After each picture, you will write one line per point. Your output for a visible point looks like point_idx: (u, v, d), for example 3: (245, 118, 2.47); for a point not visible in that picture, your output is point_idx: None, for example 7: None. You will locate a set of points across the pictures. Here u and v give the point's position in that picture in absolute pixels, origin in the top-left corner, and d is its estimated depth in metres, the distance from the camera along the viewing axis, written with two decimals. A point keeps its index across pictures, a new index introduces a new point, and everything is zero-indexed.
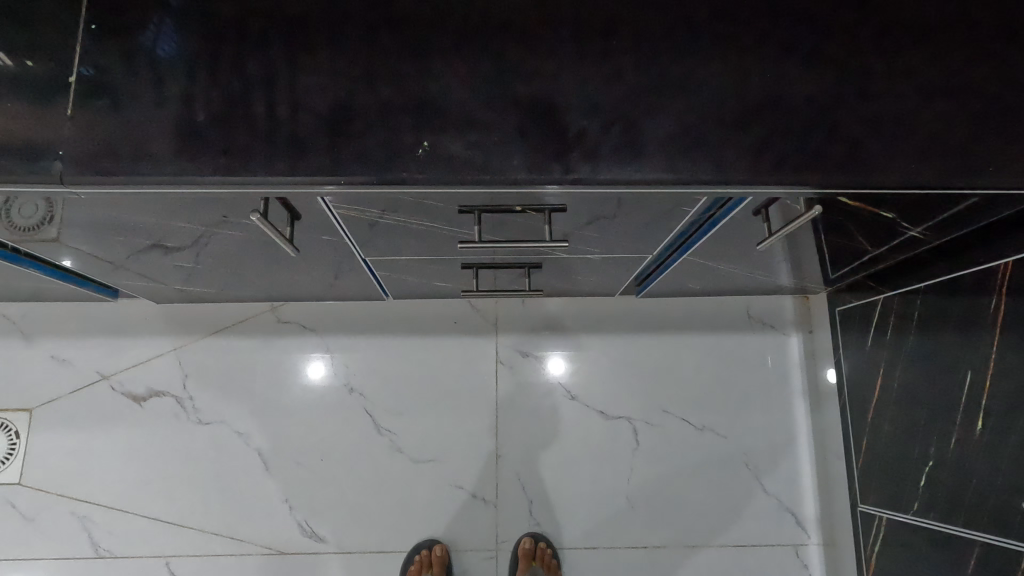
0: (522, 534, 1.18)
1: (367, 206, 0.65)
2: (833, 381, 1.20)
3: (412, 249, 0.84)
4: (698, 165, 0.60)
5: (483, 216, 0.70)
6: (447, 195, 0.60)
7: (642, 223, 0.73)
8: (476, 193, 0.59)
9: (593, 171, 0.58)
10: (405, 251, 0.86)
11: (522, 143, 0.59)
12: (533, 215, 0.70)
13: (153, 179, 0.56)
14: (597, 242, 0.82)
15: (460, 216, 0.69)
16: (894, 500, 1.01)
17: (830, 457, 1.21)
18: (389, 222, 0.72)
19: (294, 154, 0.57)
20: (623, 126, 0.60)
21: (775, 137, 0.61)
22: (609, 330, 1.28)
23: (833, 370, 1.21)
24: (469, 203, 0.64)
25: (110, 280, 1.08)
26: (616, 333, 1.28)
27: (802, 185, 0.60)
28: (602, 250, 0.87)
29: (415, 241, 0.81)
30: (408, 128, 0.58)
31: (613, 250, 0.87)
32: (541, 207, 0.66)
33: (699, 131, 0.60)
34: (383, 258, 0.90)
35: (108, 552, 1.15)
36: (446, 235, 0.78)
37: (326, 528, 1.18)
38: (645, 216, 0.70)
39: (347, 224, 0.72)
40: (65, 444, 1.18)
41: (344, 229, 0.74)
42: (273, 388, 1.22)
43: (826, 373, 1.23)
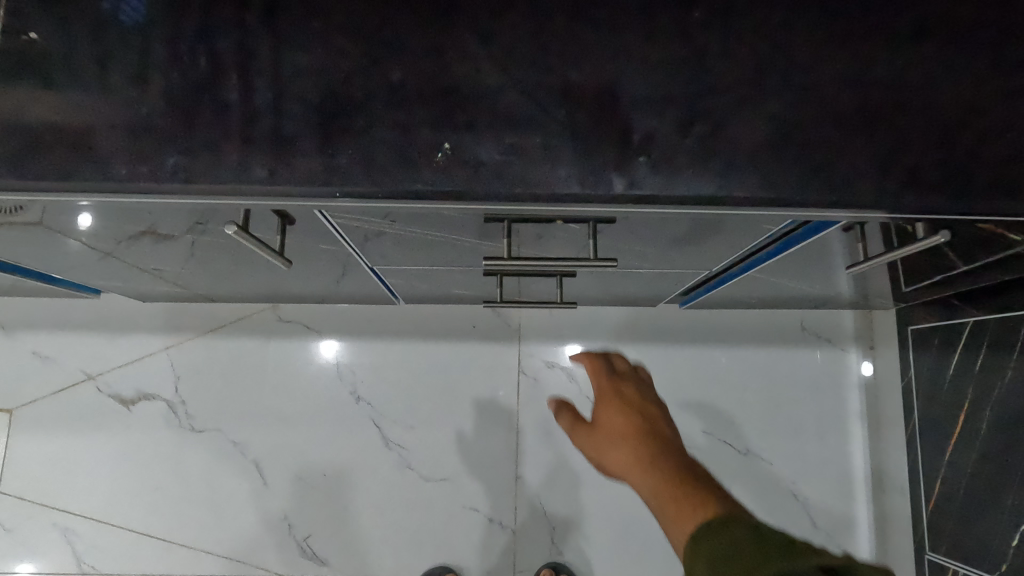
0: (543, 563, 1.07)
1: (373, 215, 0.52)
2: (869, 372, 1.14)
3: (430, 257, 0.72)
4: (803, 180, 0.45)
5: (515, 227, 0.56)
6: (473, 211, 0.47)
7: (708, 237, 0.60)
8: (511, 209, 0.46)
9: (665, 186, 0.45)
10: (421, 260, 0.74)
11: (573, 147, 0.45)
12: (577, 227, 0.56)
13: (95, 184, 0.44)
14: (647, 255, 0.69)
15: (487, 227, 0.56)
16: (974, 554, 0.88)
17: (891, 492, 1.08)
18: (397, 231, 0.59)
19: (276, 156, 0.44)
20: (706, 126, 0.46)
21: (903, 144, 0.47)
22: (645, 341, 1.15)
23: (869, 364, 1.14)
24: (500, 215, 0.51)
25: (88, 276, 0.96)
26: (652, 342, 1.15)
27: (934, 210, 0.46)
28: (651, 263, 0.73)
29: (430, 250, 0.68)
30: (425, 124, 0.45)
31: (663, 263, 0.74)
32: (588, 219, 0.53)
33: (804, 133, 0.46)
34: (393, 265, 0.78)
35: (92, 568, 1.06)
36: (468, 246, 0.65)
37: (328, 550, 1.07)
38: (717, 230, 0.56)
39: (348, 230, 0.60)
40: (48, 450, 1.09)
41: (343, 236, 0.62)
42: (272, 394, 1.11)
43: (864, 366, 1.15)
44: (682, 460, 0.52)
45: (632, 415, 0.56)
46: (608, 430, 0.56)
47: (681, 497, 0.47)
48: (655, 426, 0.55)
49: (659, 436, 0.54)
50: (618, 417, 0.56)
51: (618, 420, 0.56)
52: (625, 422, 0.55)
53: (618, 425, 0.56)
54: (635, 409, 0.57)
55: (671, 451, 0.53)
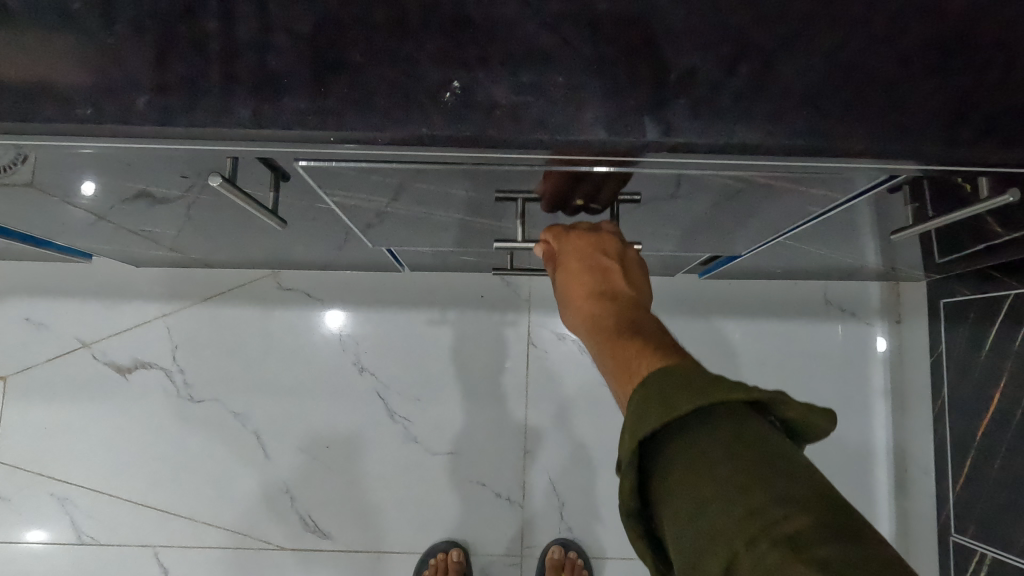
0: (552, 539, 1.05)
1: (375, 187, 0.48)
2: (885, 346, 1.10)
3: (435, 236, 0.67)
4: (862, 127, 0.40)
5: (528, 208, 0.52)
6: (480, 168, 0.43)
7: (737, 212, 0.54)
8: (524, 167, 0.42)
9: (704, 133, 0.39)
10: (427, 238, 0.69)
11: (601, 89, 0.39)
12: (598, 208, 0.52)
13: (56, 125, 0.39)
14: (670, 239, 0.64)
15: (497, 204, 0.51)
16: (1004, 538, 0.84)
17: (913, 471, 1.05)
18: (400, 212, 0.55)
19: (261, 95, 0.39)
20: (751, 64, 0.40)
21: (977, 86, 0.41)
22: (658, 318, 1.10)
23: (883, 338, 1.10)
24: (510, 186, 0.47)
25: (78, 238, 0.91)
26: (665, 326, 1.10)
27: (1010, 162, 0.40)
28: (676, 246, 0.68)
29: (436, 230, 0.64)
30: (431, 60, 0.39)
31: (691, 246, 0.69)
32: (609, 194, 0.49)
33: (863, 72, 0.40)
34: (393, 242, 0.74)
35: (92, 538, 1.04)
36: (478, 224, 0.60)
37: (331, 524, 1.05)
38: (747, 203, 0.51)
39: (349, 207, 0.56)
40: (44, 419, 1.06)
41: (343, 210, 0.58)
42: (274, 363, 1.08)
43: (879, 340, 1.11)
44: (635, 318, 0.46)
45: (586, 269, 0.50)
46: (567, 293, 0.51)
47: (619, 351, 0.43)
48: (611, 281, 0.50)
49: (613, 296, 0.49)
50: (573, 278, 0.50)
51: (571, 280, 0.51)
52: (578, 282, 0.50)
53: (570, 282, 0.50)
54: (590, 263, 0.50)
55: (624, 311, 0.47)
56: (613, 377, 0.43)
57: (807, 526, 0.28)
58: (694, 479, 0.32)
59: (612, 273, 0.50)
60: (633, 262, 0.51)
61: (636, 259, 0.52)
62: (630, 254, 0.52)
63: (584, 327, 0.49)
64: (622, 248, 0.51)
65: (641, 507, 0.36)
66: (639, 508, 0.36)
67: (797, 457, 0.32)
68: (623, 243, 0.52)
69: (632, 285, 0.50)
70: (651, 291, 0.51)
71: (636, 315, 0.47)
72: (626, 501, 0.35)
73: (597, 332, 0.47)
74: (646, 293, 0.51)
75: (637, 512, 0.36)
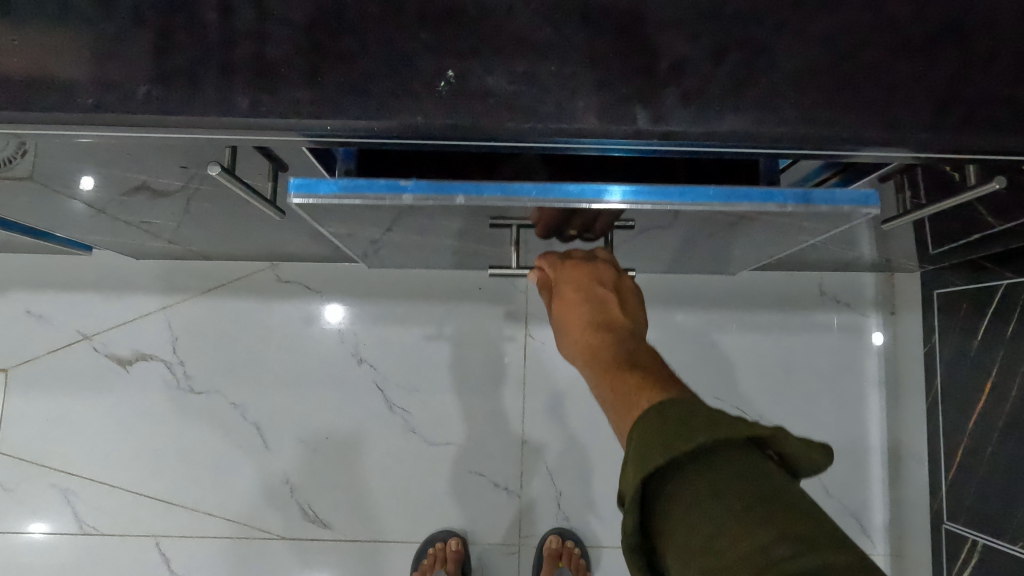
0: (549, 529, 1.06)
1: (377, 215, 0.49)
2: (882, 339, 1.11)
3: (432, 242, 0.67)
4: (849, 115, 0.40)
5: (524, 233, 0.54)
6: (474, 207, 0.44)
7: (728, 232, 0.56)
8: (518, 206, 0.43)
9: (694, 121, 0.40)
10: (424, 247, 0.69)
11: (592, 78, 0.40)
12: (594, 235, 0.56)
13: (57, 115, 0.39)
14: (662, 249, 0.66)
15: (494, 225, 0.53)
16: (995, 525, 0.85)
17: (907, 460, 1.06)
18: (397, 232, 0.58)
19: (258, 85, 0.40)
20: (740, 54, 0.41)
21: (963, 75, 0.41)
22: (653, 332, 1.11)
23: (880, 333, 1.10)
24: (504, 215, 0.48)
25: (78, 231, 0.92)
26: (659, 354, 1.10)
27: (995, 150, 0.41)
28: (672, 253, 0.70)
29: (428, 244, 0.66)
30: (426, 51, 0.40)
31: (684, 254, 0.71)
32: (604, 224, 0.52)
33: (850, 61, 0.41)
34: (384, 254, 0.76)
35: (93, 528, 1.05)
36: (476, 237, 0.61)
37: (330, 513, 1.06)
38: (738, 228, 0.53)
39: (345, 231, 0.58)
40: (46, 410, 1.06)
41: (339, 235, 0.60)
42: (273, 355, 1.08)
43: (876, 335, 1.11)
44: (630, 349, 0.50)
45: (584, 302, 0.53)
46: (566, 323, 0.54)
47: (617, 385, 0.46)
48: (608, 312, 0.53)
49: (610, 328, 0.52)
50: (572, 311, 0.54)
51: (570, 312, 0.54)
52: (577, 314, 0.53)
53: (569, 314, 0.54)
54: (587, 296, 0.53)
55: (621, 344, 0.50)
56: (610, 407, 0.46)
57: (804, 562, 0.29)
58: (694, 515, 0.34)
59: (609, 304, 0.53)
60: (628, 293, 0.55)
61: (630, 288, 0.56)
62: (624, 283, 0.56)
63: (583, 357, 0.53)
64: (616, 280, 0.55)
65: (644, 543, 0.37)
66: (641, 543, 0.37)
67: (793, 495, 0.34)
68: (618, 274, 0.55)
69: (627, 314, 0.53)
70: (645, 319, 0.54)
71: (631, 345, 0.50)
72: (630, 536, 0.37)
73: (596, 364, 0.50)
74: (640, 322, 0.54)
75: (639, 547, 0.37)
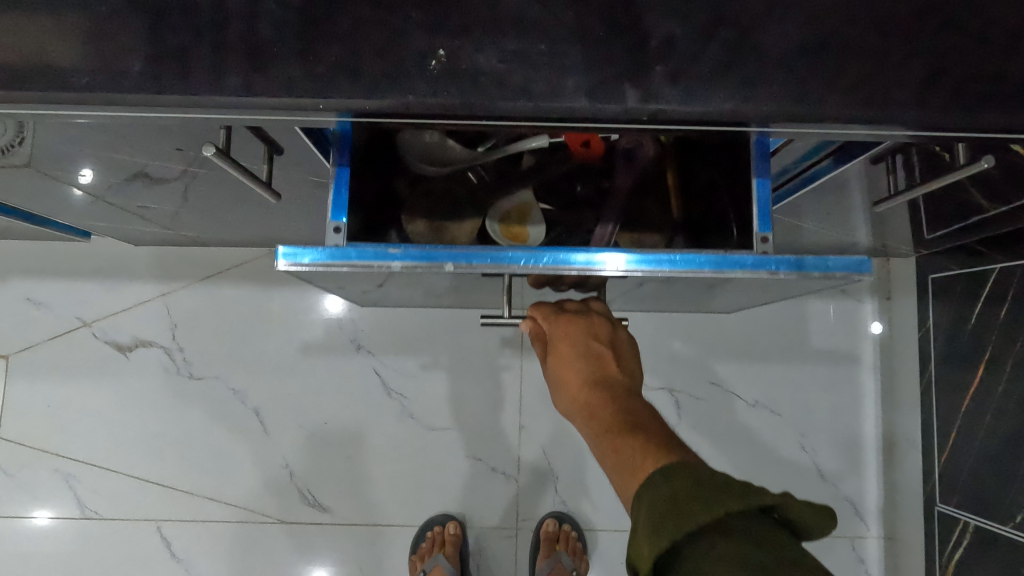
0: (546, 512, 1.07)
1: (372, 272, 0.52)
2: (880, 328, 1.11)
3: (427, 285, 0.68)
4: (838, 94, 0.41)
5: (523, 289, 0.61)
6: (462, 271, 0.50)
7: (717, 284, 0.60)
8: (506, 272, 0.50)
9: (683, 99, 0.40)
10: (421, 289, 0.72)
11: (582, 57, 0.40)
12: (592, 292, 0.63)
13: (51, 96, 0.40)
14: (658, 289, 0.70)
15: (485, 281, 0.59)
16: (988, 506, 0.86)
17: (901, 444, 1.07)
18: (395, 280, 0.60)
19: (251, 63, 0.40)
20: (729, 33, 0.41)
21: (952, 51, 0.42)
22: (650, 353, 1.10)
23: (877, 322, 1.11)
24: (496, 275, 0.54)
25: (77, 217, 0.92)
26: (656, 374, 1.10)
27: (983, 126, 0.41)
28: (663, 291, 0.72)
29: (425, 286, 0.68)
30: (417, 30, 0.40)
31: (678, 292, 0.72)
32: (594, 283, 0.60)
33: (840, 39, 0.41)
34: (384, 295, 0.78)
35: (95, 513, 1.06)
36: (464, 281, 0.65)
37: (329, 498, 1.07)
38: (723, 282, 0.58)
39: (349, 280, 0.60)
40: (46, 396, 1.07)
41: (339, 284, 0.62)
42: (272, 342, 1.09)
43: (874, 325, 1.12)
44: (630, 409, 0.52)
45: (581, 359, 0.55)
46: (564, 380, 0.56)
47: (620, 446, 0.48)
48: (605, 370, 0.55)
49: (608, 385, 0.54)
50: (569, 368, 0.55)
51: (568, 369, 0.55)
52: (575, 371, 0.55)
53: (567, 371, 0.55)
54: (584, 353, 0.55)
55: (620, 402, 0.52)
56: (612, 470, 0.48)
57: None
58: None
59: (605, 361, 0.55)
60: (624, 348, 0.57)
61: (624, 343, 0.58)
62: (619, 338, 0.58)
63: (580, 416, 0.54)
64: (611, 337, 0.57)
65: None
66: None
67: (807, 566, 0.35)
68: (613, 329, 0.58)
69: (622, 371, 0.55)
70: (641, 375, 0.57)
71: (630, 404, 0.52)
72: None
73: (596, 423, 0.52)
74: (636, 377, 0.57)
75: None
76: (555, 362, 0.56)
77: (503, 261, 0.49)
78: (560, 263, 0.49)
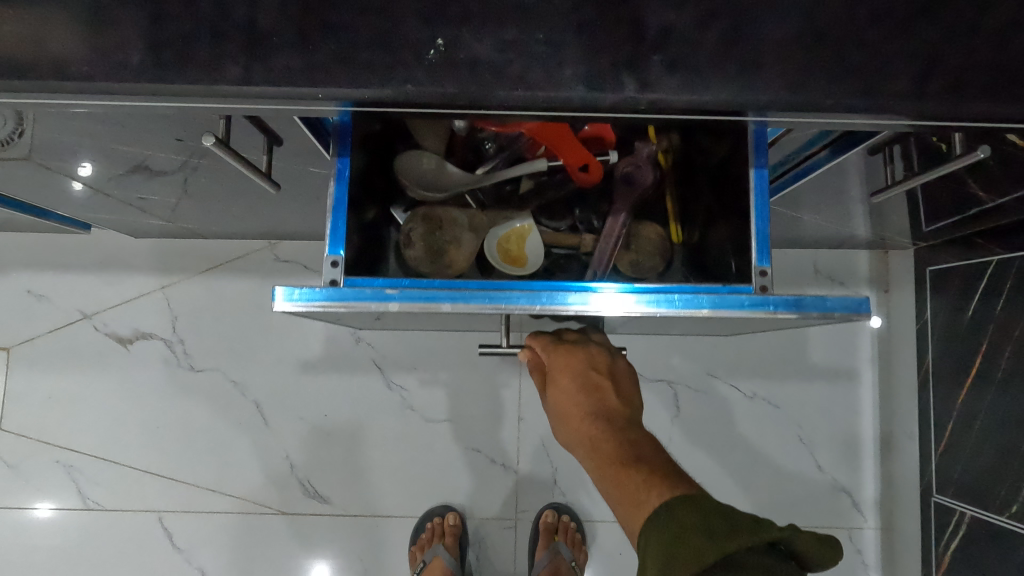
0: (545, 504, 1.07)
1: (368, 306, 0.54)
2: (880, 322, 1.11)
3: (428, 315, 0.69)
4: (834, 84, 0.41)
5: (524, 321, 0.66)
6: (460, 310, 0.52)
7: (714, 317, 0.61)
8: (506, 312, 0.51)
9: (680, 89, 0.40)
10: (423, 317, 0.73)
11: (580, 47, 0.40)
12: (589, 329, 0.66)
13: (51, 86, 0.40)
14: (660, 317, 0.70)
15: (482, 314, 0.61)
16: (984, 497, 0.87)
17: (898, 436, 1.07)
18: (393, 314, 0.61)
19: (250, 53, 0.40)
20: (726, 22, 0.41)
21: (947, 41, 0.42)
22: (649, 346, 1.11)
23: (877, 318, 1.11)
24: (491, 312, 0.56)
25: (77, 210, 0.93)
26: (655, 367, 1.11)
27: (979, 115, 0.42)
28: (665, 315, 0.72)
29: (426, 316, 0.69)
30: (415, 19, 0.41)
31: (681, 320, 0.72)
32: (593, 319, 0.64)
33: (837, 28, 0.42)
34: (390, 321, 0.79)
35: (97, 504, 1.06)
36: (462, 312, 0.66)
37: (329, 489, 1.07)
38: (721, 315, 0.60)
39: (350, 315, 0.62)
40: (48, 388, 1.08)
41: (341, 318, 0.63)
42: (271, 334, 1.09)
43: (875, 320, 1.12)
44: (631, 440, 0.55)
45: (581, 391, 0.59)
46: (565, 412, 0.59)
47: (624, 480, 0.52)
48: (605, 401, 0.58)
49: (608, 417, 0.57)
50: (570, 401, 0.59)
51: (569, 401, 0.59)
52: (576, 404, 0.58)
53: (568, 403, 0.59)
54: (584, 385, 0.59)
55: (621, 433, 0.56)
56: (617, 503, 0.52)
57: None
58: None
59: (604, 393, 0.59)
60: (622, 379, 0.61)
61: (621, 373, 0.62)
62: (616, 368, 0.62)
63: (581, 447, 0.58)
64: (608, 368, 0.61)
65: None
66: None
67: None
68: (611, 360, 0.62)
69: (621, 400, 0.59)
70: (638, 403, 0.60)
71: (631, 435, 0.56)
72: None
73: (598, 455, 0.55)
74: (634, 405, 0.60)
75: None
76: (555, 393, 0.60)
77: (502, 301, 0.50)
78: (557, 304, 0.51)
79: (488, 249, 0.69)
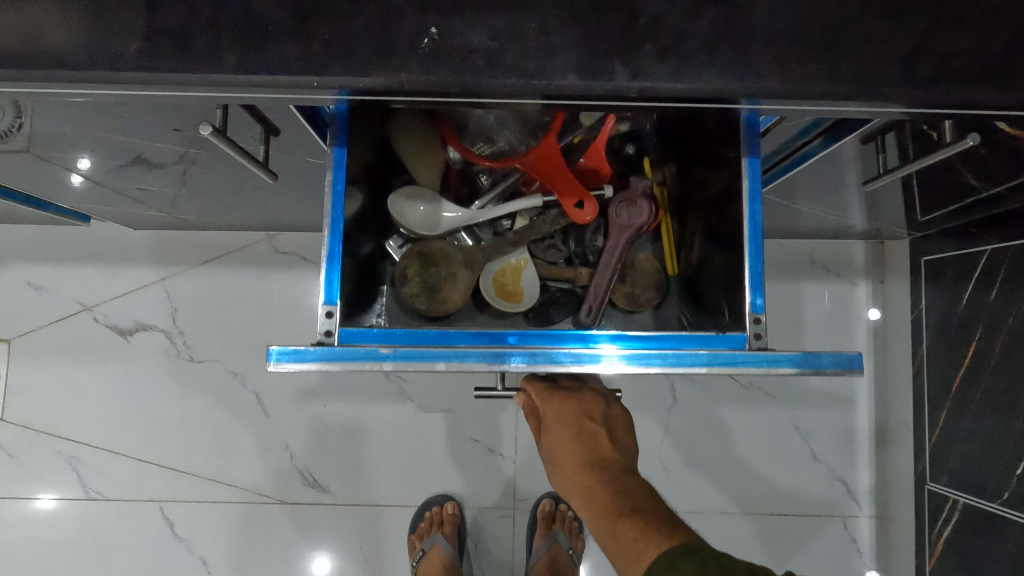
0: (543, 493, 1.08)
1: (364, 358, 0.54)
2: (875, 313, 1.12)
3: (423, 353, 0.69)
4: (823, 71, 0.41)
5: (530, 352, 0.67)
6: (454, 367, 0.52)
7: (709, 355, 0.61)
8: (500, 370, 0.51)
9: (671, 77, 0.41)
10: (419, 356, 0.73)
11: (572, 35, 0.41)
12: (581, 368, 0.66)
13: (47, 76, 0.40)
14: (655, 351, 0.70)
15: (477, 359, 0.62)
16: (977, 484, 0.88)
17: (894, 426, 1.08)
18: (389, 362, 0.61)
19: (246, 42, 0.40)
20: (717, 10, 0.42)
21: (937, 27, 0.42)
22: None
23: (875, 308, 1.11)
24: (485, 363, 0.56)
25: (76, 202, 0.93)
26: None
27: (966, 103, 0.42)
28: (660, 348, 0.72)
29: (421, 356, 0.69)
30: (409, 8, 0.41)
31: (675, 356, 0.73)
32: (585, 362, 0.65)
33: (826, 16, 0.42)
34: None
35: (98, 494, 1.07)
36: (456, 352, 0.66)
37: (328, 478, 1.08)
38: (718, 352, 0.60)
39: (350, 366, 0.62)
40: (50, 381, 1.09)
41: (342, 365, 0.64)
42: (270, 325, 1.10)
43: (872, 312, 1.12)
44: (625, 488, 0.56)
45: (576, 439, 0.59)
46: (560, 459, 0.60)
47: (619, 531, 0.53)
48: (600, 449, 0.59)
49: (603, 466, 0.58)
50: (565, 449, 0.59)
51: (564, 450, 0.59)
52: (571, 452, 0.59)
53: (564, 451, 0.59)
54: (579, 433, 0.59)
55: (615, 481, 0.57)
56: (613, 551, 0.54)
57: None
58: None
59: (599, 440, 0.59)
60: (617, 423, 0.61)
61: (618, 418, 0.62)
62: (612, 416, 0.61)
63: (577, 496, 0.58)
64: (603, 414, 0.61)
65: None
66: None
67: None
68: (607, 405, 0.62)
69: (616, 449, 0.59)
70: (635, 447, 0.61)
71: (625, 483, 0.57)
72: None
73: (594, 504, 0.56)
74: (631, 448, 0.61)
75: None
76: (551, 441, 0.61)
77: (497, 360, 0.51)
78: (552, 363, 0.51)
79: (483, 284, 0.69)
